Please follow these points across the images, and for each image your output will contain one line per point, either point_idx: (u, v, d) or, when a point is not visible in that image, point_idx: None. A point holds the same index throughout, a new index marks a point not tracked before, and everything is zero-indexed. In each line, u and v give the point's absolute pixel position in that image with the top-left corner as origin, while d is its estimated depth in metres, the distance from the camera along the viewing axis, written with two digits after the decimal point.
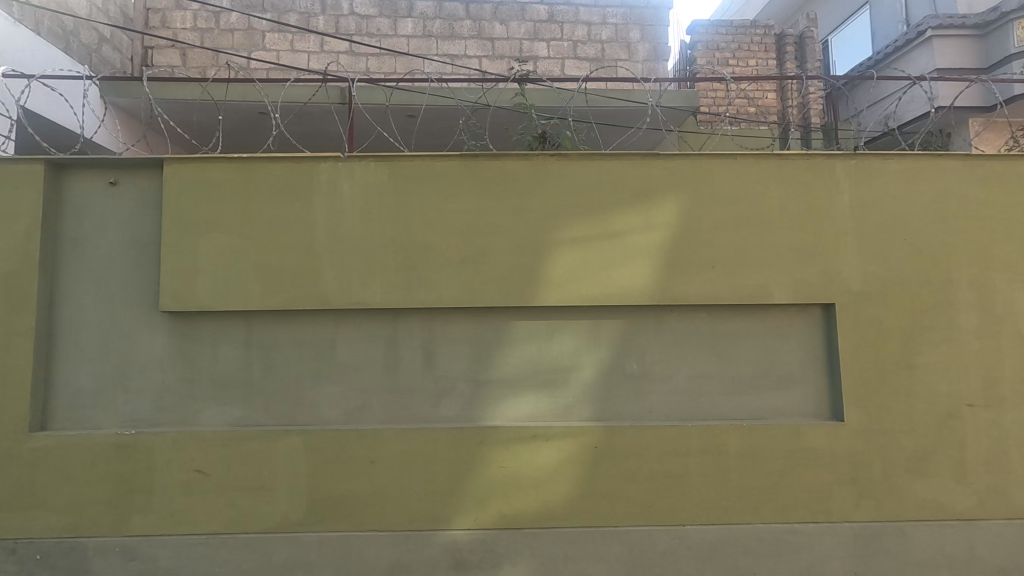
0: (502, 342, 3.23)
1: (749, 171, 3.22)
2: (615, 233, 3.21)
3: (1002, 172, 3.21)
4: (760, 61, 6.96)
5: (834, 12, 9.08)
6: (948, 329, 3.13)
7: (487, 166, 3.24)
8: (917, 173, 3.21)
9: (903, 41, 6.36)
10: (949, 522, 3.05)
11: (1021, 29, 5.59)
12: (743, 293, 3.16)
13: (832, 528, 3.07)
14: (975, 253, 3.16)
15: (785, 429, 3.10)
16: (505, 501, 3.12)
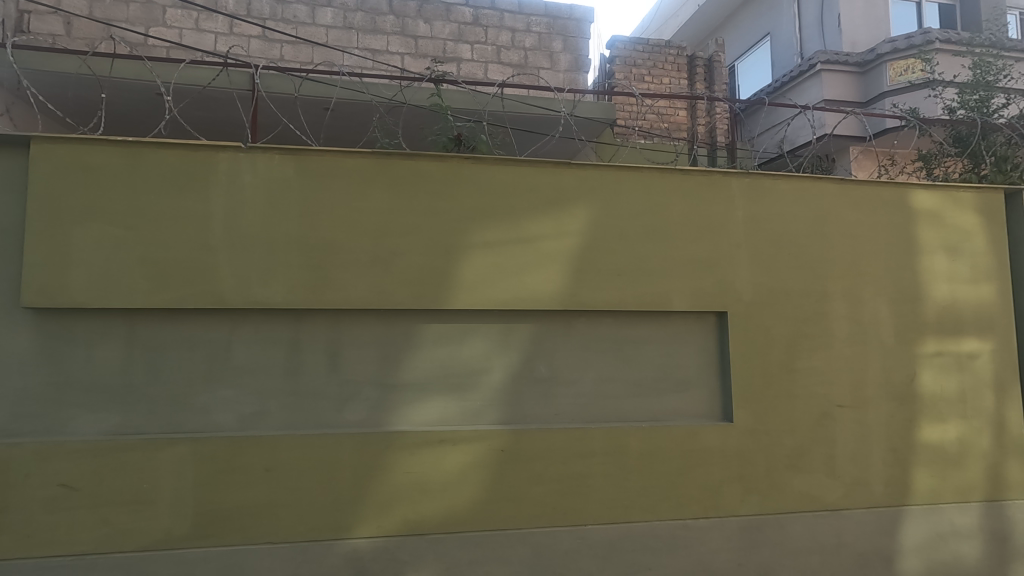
0: (411, 345, 3.17)
1: (655, 184, 3.38)
2: (527, 238, 3.25)
3: (872, 196, 3.57)
4: (673, 80, 7.35)
5: (740, 40, 9.74)
6: (824, 336, 3.44)
7: (400, 165, 3.17)
8: (801, 193, 3.50)
9: (797, 73, 6.97)
10: (820, 513, 3.34)
11: (892, 70, 6.36)
12: (647, 300, 3.31)
13: (721, 522, 3.27)
14: (847, 268, 3.50)
15: (682, 430, 3.27)
16: (410, 507, 3.06)
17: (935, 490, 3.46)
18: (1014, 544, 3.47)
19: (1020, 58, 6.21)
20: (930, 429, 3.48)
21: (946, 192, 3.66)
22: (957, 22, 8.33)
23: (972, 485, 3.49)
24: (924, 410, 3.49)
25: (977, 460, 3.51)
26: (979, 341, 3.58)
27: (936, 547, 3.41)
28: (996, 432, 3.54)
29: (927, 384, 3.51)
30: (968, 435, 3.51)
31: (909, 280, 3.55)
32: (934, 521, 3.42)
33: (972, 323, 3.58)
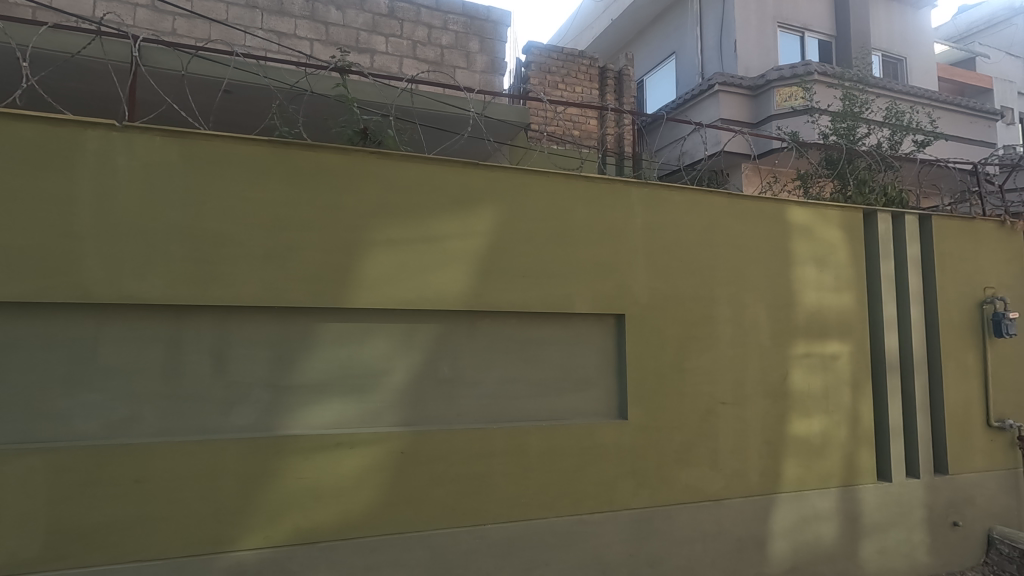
0: (307, 346, 3.02)
1: (561, 189, 3.47)
2: (433, 238, 3.21)
3: (755, 210, 3.89)
4: (586, 90, 7.60)
5: (648, 56, 10.25)
6: (710, 338, 3.69)
7: (299, 156, 3.02)
8: (693, 204, 3.74)
9: (698, 92, 7.46)
10: (703, 503, 3.58)
11: (779, 96, 6.97)
12: (550, 302, 3.38)
13: (615, 516, 3.40)
14: (732, 276, 3.78)
15: (581, 428, 3.37)
16: (301, 515, 2.91)
17: (801, 478, 3.82)
18: (863, 523, 3.90)
19: (881, 94, 7.04)
20: (798, 423, 3.84)
21: (817, 209, 4.05)
22: (833, 57, 9.29)
23: (832, 473, 3.89)
24: (794, 406, 3.85)
25: (836, 450, 3.92)
26: (840, 344, 4.00)
27: (800, 529, 3.76)
28: (852, 425, 3.98)
29: (797, 382, 3.87)
30: (829, 428, 3.92)
31: (784, 287, 3.90)
32: (800, 506, 3.77)
33: (835, 328, 4.00)
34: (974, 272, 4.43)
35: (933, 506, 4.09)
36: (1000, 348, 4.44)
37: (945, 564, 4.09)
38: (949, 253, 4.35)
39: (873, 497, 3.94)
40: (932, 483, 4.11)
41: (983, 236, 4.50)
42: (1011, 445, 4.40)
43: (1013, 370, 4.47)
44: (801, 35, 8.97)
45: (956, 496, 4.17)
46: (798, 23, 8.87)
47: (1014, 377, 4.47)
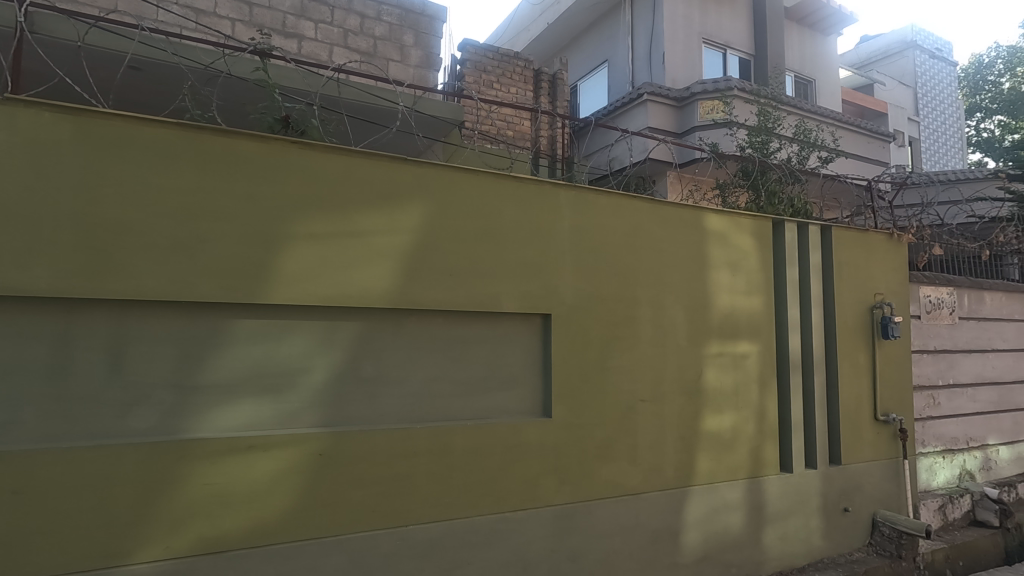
0: (218, 343, 2.84)
1: (490, 188, 3.47)
2: (358, 233, 3.12)
3: (676, 216, 4.06)
4: (520, 91, 7.66)
5: (582, 62, 10.48)
6: (632, 338, 3.82)
7: (212, 142, 2.84)
8: (618, 208, 3.85)
9: (628, 100, 7.74)
10: (622, 497, 3.69)
11: (702, 108, 7.36)
12: (477, 302, 3.38)
13: (537, 512, 3.44)
14: (653, 278, 3.93)
15: (505, 426, 3.39)
16: (207, 523, 2.73)
17: (713, 471, 4.03)
18: (767, 512, 4.17)
19: (792, 112, 7.59)
20: (711, 419, 4.05)
21: (732, 216, 4.29)
22: (751, 75, 9.88)
23: (740, 465, 4.13)
24: (707, 403, 4.05)
25: (744, 444, 4.17)
26: (749, 344, 4.26)
27: (711, 520, 3.96)
28: (758, 420, 4.24)
29: (710, 380, 4.08)
30: (739, 423, 4.16)
31: (700, 290, 4.11)
32: (711, 498, 3.98)
33: (745, 329, 4.25)
34: (866, 280, 4.86)
35: (827, 495, 4.45)
36: (887, 349, 4.89)
37: (836, 547, 4.46)
38: (845, 262, 4.74)
39: (776, 487, 4.23)
40: (827, 472, 4.46)
41: (874, 247, 4.94)
42: (894, 437, 4.86)
43: (897, 369, 4.94)
44: (723, 52, 9.48)
45: (847, 484, 4.55)
46: (720, 40, 9.37)
47: (898, 375, 4.94)
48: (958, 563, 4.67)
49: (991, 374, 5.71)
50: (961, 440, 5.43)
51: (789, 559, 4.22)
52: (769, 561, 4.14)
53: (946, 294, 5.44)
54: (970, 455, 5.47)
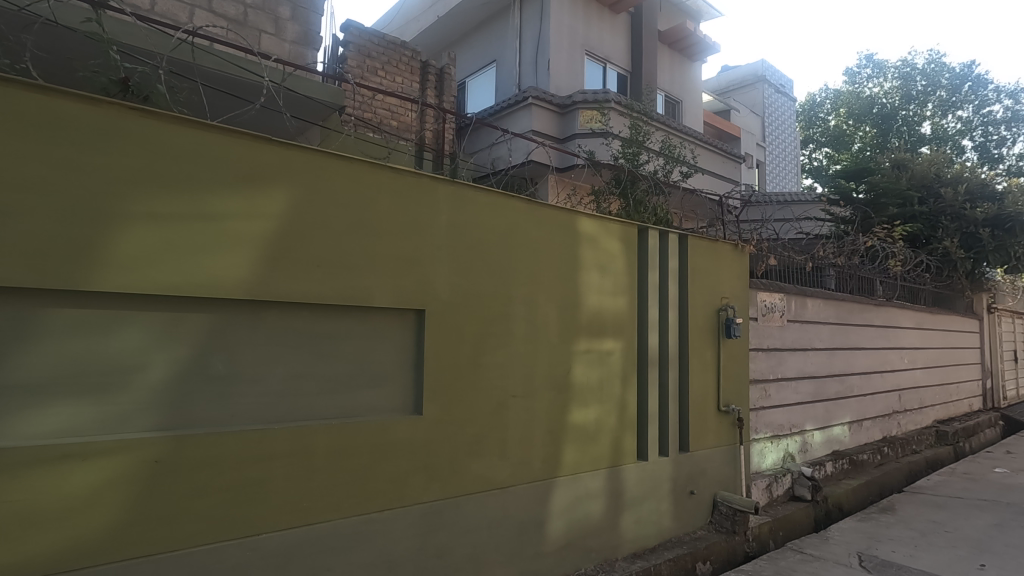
0: (24, 336, 2.41)
1: (364, 177, 3.29)
2: (210, 216, 2.81)
3: (551, 217, 4.16)
4: (406, 81, 7.49)
5: (471, 60, 10.49)
6: (506, 334, 3.85)
7: (24, 99, 2.40)
8: (497, 205, 3.85)
9: (513, 102, 8.04)
10: (492, 491, 3.71)
11: (582, 117, 7.83)
12: (346, 295, 3.20)
13: (404, 512, 3.33)
14: (528, 277, 4.00)
15: (373, 425, 3.24)
16: (3, 547, 2.30)
17: (577, 462, 4.21)
18: (624, 497, 4.46)
19: (660, 128, 8.24)
20: (577, 413, 4.24)
21: (603, 221, 4.51)
22: (628, 90, 10.56)
23: (602, 456, 4.37)
24: (575, 397, 4.23)
25: (606, 435, 4.42)
26: (613, 341, 4.53)
27: (574, 508, 4.14)
28: (620, 413, 4.52)
29: (578, 375, 4.26)
30: (602, 416, 4.40)
31: (572, 289, 4.26)
32: (574, 488, 4.16)
33: (611, 327, 4.51)
34: (715, 284, 5.39)
35: (676, 479, 4.87)
36: (729, 347, 5.47)
37: (682, 526, 4.89)
38: (698, 268, 5.22)
39: (633, 474, 4.54)
40: (676, 459, 4.89)
41: (722, 256, 5.50)
42: (733, 425, 5.45)
43: (737, 365, 5.55)
44: (603, 65, 10.02)
45: (693, 469, 5.02)
46: (601, 54, 9.89)
47: (738, 370, 5.55)
48: (779, 533, 5.35)
49: (810, 369, 6.63)
50: (786, 427, 6.24)
51: (642, 540, 4.55)
52: (624, 543, 4.43)
53: (778, 300, 6.22)
54: (792, 440, 6.30)
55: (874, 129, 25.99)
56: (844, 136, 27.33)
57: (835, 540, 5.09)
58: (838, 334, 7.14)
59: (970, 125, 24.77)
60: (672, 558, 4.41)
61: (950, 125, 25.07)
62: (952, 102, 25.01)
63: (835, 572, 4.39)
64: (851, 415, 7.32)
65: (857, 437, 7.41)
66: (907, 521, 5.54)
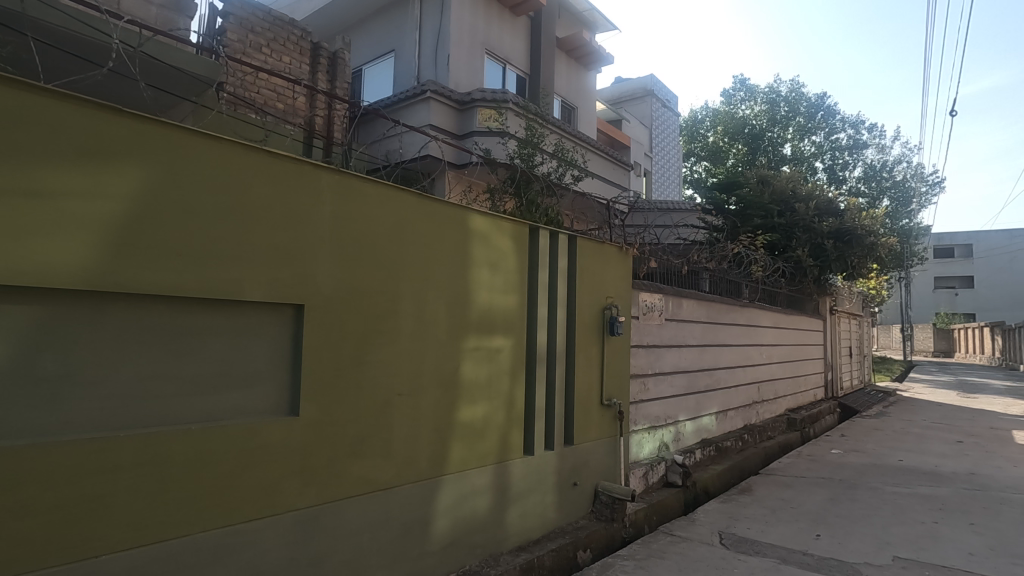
0: None
1: (236, 160, 3.00)
2: (39, 193, 2.41)
3: (443, 213, 4.08)
4: (294, 62, 7.04)
5: (368, 47, 10.10)
6: (392, 332, 3.72)
7: None
8: (386, 198, 3.70)
9: (411, 95, 7.88)
10: (374, 494, 3.58)
11: (480, 115, 7.89)
12: (211, 288, 2.90)
13: (275, 521, 3.10)
14: (416, 272, 3.90)
15: (241, 429, 2.98)
16: None
17: (464, 460, 4.19)
18: (510, 492, 4.52)
19: (555, 131, 8.50)
20: (465, 410, 4.21)
21: (496, 219, 4.52)
22: (526, 93, 10.78)
23: (489, 452, 4.38)
24: (463, 394, 4.20)
25: (493, 432, 4.44)
26: (503, 339, 4.56)
27: (460, 505, 4.12)
28: (507, 409, 4.57)
29: (467, 373, 4.24)
30: (489, 413, 4.42)
31: (462, 286, 4.23)
32: (460, 485, 4.14)
33: (500, 325, 4.54)
34: (601, 285, 5.64)
35: (560, 471, 5.04)
36: (612, 344, 5.75)
37: (565, 516, 5.07)
38: (585, 268, 5.43)
39: (519, 469, 4.62)
40: (561, 452, 5.05)
41: (608, 258, 5.76)
42: (614, 418, 5.75)
43: (619, 361, 5.86)
44: (503, 66, 10.14)
45: (576, 461, 5.21)
46: (501, 55, 10.00)
47: (620, 366, 5.86)
48: (653, 518, 5.73)
49: (684, 364, 7.18)
50: (662, 418, 6.70)
51: (527, 533, 4.65)
52: (509, 537, 4.49)
53: (657, 300, 6.65)
54: (667, 430, 6.78)
55: (745, 148, 29.23)
56: (721, 152, 29.96)
57: (701, 521, 5.54)
58: (709, 333, 7.79)
59: (821, 149, 28.23)
60: (554, 549, 4.54)
61: (806, 148, 28.41)
62: (808, 128, 28.33)
63: (699, 551, 4.77)
64: (718, 406, 8.03)
65: (722, 425, 8.14)
66: (760, 500, 6.17)
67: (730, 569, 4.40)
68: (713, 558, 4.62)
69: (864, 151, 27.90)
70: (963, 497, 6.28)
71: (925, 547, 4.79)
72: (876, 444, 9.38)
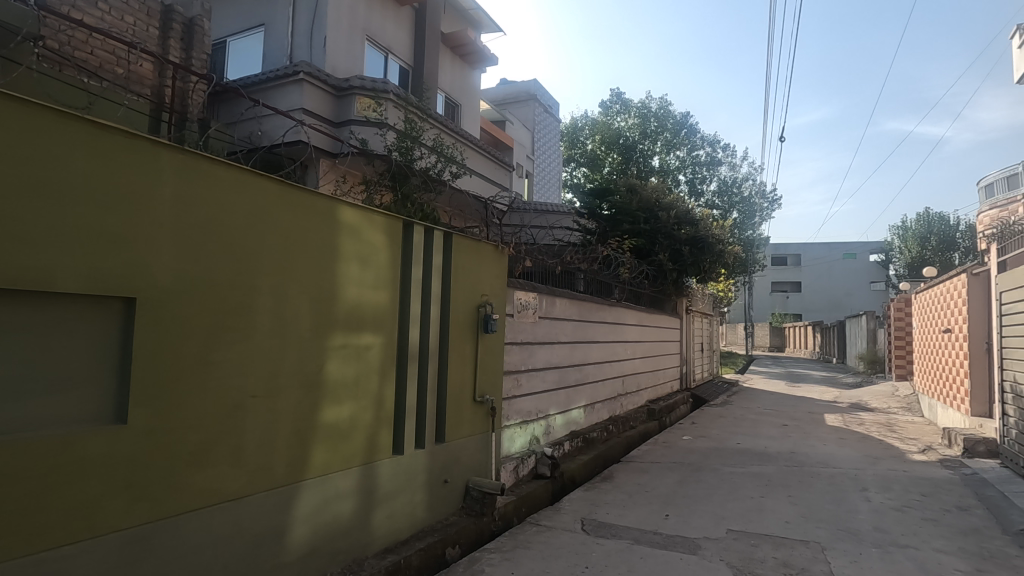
0: None
1: (50, 129, 2.57)
2: None
3: (308, 202, 3.84)
4: (139, 24, 6.26)
5: (232, 17, 9.21)
6: (244, 329, 3.43)
7: None
8: (239, 183, 3.39)
9: (282, 75, 7.34)
10: (220, 505, 3.28)
11: (359, 103, 7.60)
12: (12, 277, 2.46)
13: (94, 544, 2.71)
14: (275, 266, 3.62)
15: (53, 440, 2.57)
16: None
17: (327, 463, 3.98)
18: (376, 494, 4.40)
19: (437, 125, 8.44)
20: (328, 411, 4.01)
21: (367, 212, 4.35)
22: (409, 85, 10.57)
23: (355, 454, 4.22)
24: (327, 395, 4.00)
25: (360, 432, 4.28)
26: (372, 336, 4.42)
27: (321, 511, 3.92)
28: (376, 409, 4.44)
29: (331, 371, 4.04)
30: (356, 413, 4.25)
31: (327, 281, 4.01)
32: (322, 490, 3.94)
33: (370, 322, 4.38)
34: (476, 283, 5.68)
35: (431, 469, 5.00)
36: (486, 342, 5.83)
37: (435, 514, 5.04)
38: (460, 266, 5.43)
39: (387, 469, 4.50)
40: (431, 451, 5.01)
41: (484, 256, 5.82)
42: (487, 414, 5.83)
43: (492, 358, 5.95)
44: (384, 55, 9.87)
45: (447, 458, 5.21)
46: (383, 44, 9.72)
47: (493, 362, 5.95)
48: (522, 509, 5.90)
49: (555, 360, 7.48)
50: (533, 413, 6.93)
51: (394, 534, 4.55)
52: (375, 540, 4.36)
53: (531, 298, 6.86)
54: (538, 424, 7.02)
55: (619, 157, 31.36)
56: (598, 159, 31.77)
57: (565, 510, 5.82)
58: (579, 330, 8.20)
59: (684, 163, 31.04)
60: (423, 548, 4.50)
61: (671, 161, 31.01)
62: (674, 143, 31.01)
63: (561, 538, 5.01)
64: (586, 399, 8.49)
65: (590, 417, 8.62)
66: (619, 486, 6.64)
67: (589, 553, 4.67)
68: (574, 544, 4.87)
69: (719, 168, 31.12)
70: (784, 473, 7.25)
71: (752, 520, 5.46)
72: (720, 429, 10.51)
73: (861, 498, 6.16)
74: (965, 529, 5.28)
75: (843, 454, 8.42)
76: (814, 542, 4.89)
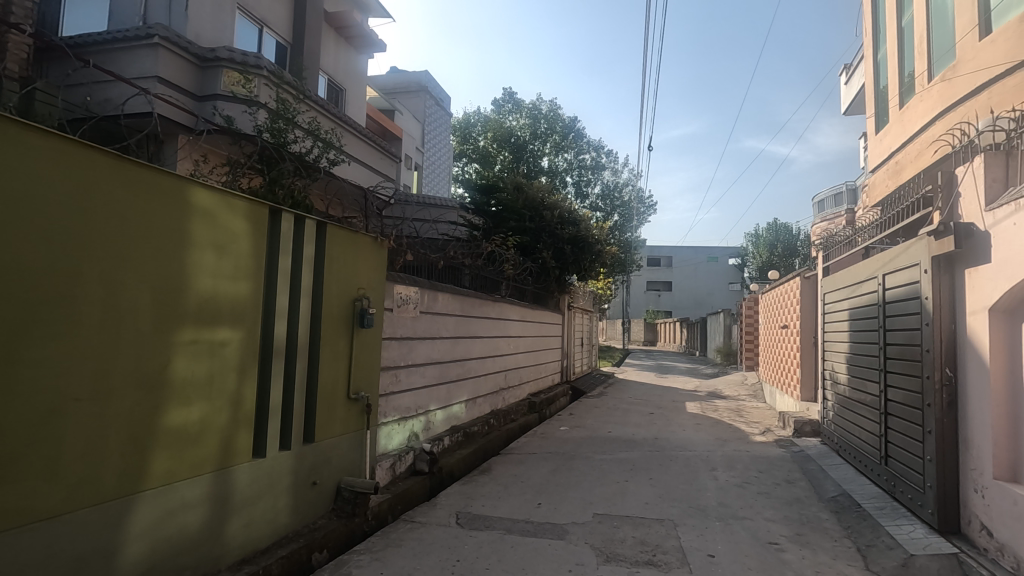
0: None
1: None
2: None
3: (151, 182, 3.43)
4: None
5: None
6: (64, 323, 2.98)
7: None
8: (61, 155, 2.95)
9: (132, 36, 6.51)
10: (28, 526, 2.83)
11: (227, 77, 7.01)
12: None
13: None
14: (107, 252, 3.18)
15: None
16: None
17: (170, 472, 3.60)
18: (232, 501, 4.07)
19: (316, 108, 8.03)
20: (173, 414, 3.62)
21: (224, 196, 3.98)
22: (286, 62, 9.91)
23: (205, 459, 3.86)
24: (171, 395, 3.60)
25: (213, 435, 3.93)
26: (228, 331, 4.06)
27: (163, 524, 3.54)
28: (232, 410, 4.10)
29: (178, 369, 3.65)
30: (207, 415, 3.88)
31: (175, 270, 3.61)
32: (164, 501, 3.55)
33: (226, 315, 4.03)
34: (352, 275, 5.45)
35: (296, 471, 4.73)
36: (361, 336, 5.62)
37: (300, 519, 4.78)
38: (335, 257, 5.18)
39: (245, 474, 4.18)
40: (298, 452, 4.74)
41: (361, 248, 5.61)
42: (361, 412, 5.64)
43: (369, 353, 5.76)
44: (258, 28, 9.17)
45: (316, 459, 4.96)
46: (256, 15, 9.03)
47: (369, 358, 5.76)
48: (397, 507, 5.78)
49: (435, 355, 7.42)
50: (412, 409, 6.81)
51: (252, 542, 4.24)
52: (229, 552, 4.03)
53: (412, 292, 6.74)
54: (417, 420, 6.92)
55: (510, 155, 31.86)
56: (489, 156, 32.06)
57: (441, 505, 5.81)
58: (460, 325, 8.21)
59: (571, 166, 32.35)
60: (285, 555, 4.24)
61: (559, 163, 32.16)
62: (562, 145, 32.15)
63: (434, 533, 4.99)
64: (467, 394, 8.53)
65: (470, 411, 8.68)
66: (496, 479, 6.76)
67: (460, 546, 4.69)
68: (447, 538, 4.87)
69: (602, 172, 32.81)
70: (647, 457, 7.83)
71: (616, 503, 5.83)
72: (594, 419, 11.10)
73: (709, 477, 6.83)
74: (790, 500, 6.07)
75: (699, 438, 9.28)
76: (668, 520, 5.34)
